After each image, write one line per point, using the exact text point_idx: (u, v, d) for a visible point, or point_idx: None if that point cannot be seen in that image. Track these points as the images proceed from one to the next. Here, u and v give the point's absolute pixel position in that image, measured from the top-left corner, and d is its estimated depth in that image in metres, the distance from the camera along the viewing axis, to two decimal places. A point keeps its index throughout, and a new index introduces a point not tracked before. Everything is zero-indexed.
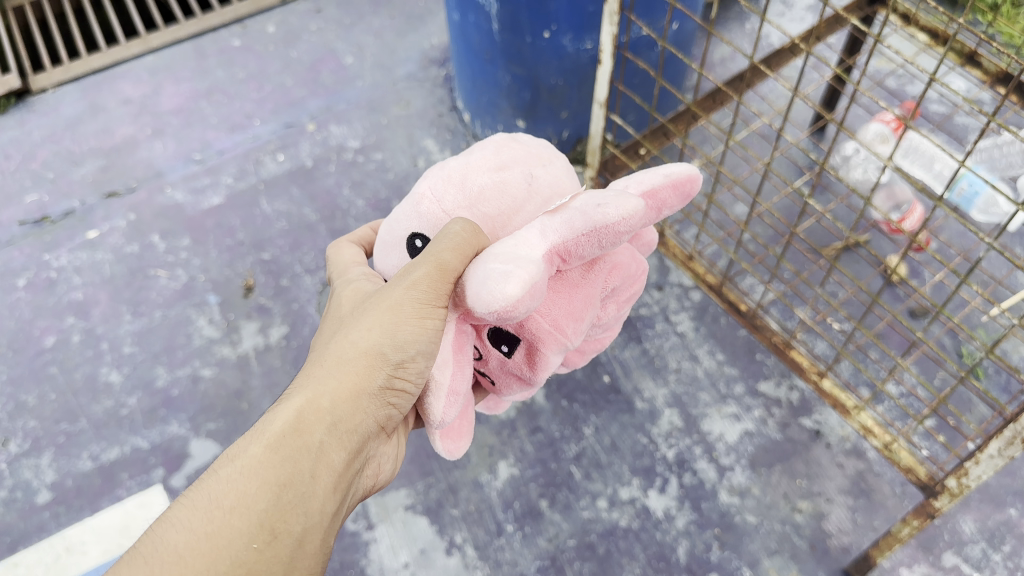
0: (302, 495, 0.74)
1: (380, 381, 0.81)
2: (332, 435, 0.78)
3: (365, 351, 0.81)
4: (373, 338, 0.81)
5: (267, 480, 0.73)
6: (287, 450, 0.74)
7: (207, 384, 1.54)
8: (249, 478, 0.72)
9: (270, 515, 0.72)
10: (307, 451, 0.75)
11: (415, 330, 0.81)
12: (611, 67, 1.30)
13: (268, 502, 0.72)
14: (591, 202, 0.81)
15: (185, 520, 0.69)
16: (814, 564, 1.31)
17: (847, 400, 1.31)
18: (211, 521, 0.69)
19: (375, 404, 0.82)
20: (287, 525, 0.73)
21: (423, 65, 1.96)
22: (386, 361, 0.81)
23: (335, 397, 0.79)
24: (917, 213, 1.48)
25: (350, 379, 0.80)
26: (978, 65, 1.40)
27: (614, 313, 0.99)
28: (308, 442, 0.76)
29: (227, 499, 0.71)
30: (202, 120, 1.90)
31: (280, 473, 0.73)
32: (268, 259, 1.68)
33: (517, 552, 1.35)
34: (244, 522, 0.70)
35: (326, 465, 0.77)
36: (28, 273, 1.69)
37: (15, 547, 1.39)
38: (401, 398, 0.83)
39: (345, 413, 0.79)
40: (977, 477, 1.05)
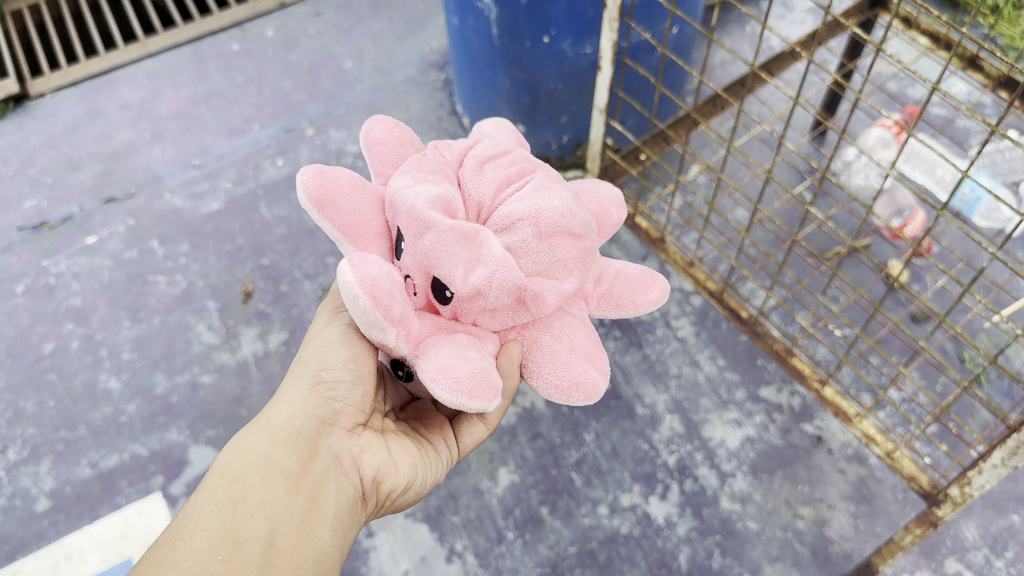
0: (258, 501, 0.82)
1: (307, 382, 0.94)
2: (276, 443, 0.88)
3: (293, 372, 0.97)
4: (299, 357, 0.98)
5: (220, 500, 0.81)
6: (233, 469, 0.84)
7: (207, 391, 1.53)
8: (205, 504, 0.81)
9: (228, 527, 0.79)
10: (253, 463, 0.85)
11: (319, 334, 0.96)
12: (610, 73, 1.31)
13: (225, 517, 0.80)
14: None
15: (155, 557, 0.77)
16: (816, 570, 1.31)
17: (849, 408, 1.36)
18: (174, 549, 0.77)
19: (309, 406, 0.93)
20: (251, 533, 0.80)
21: (422, 69, 1.96)
22: (308, 365, 0.95)
23: (271, 412, 0.91)
24: (919, 220, 1.48)
25: (279, 397, 0.93)
26: (981, 69, 1.39)
27: (494, 156, 0.99)
28: (253, 455, 0.86)
29: (188, 529, 0.79)
30: (201, 125, 1.90)
31: (232, 490, 0.82)
32: (268, 264, 1.68)
33: (518, 559, 1.34)
34: (207, 540, 0.78)
35: (275, 469, 0.85)
36: (27, 279, 1.69)
37: (13, 555, 1.38)
38: (337, 389, 0.95)
39: (281, 423, 0.90)
40: (980, 486, 1.06)
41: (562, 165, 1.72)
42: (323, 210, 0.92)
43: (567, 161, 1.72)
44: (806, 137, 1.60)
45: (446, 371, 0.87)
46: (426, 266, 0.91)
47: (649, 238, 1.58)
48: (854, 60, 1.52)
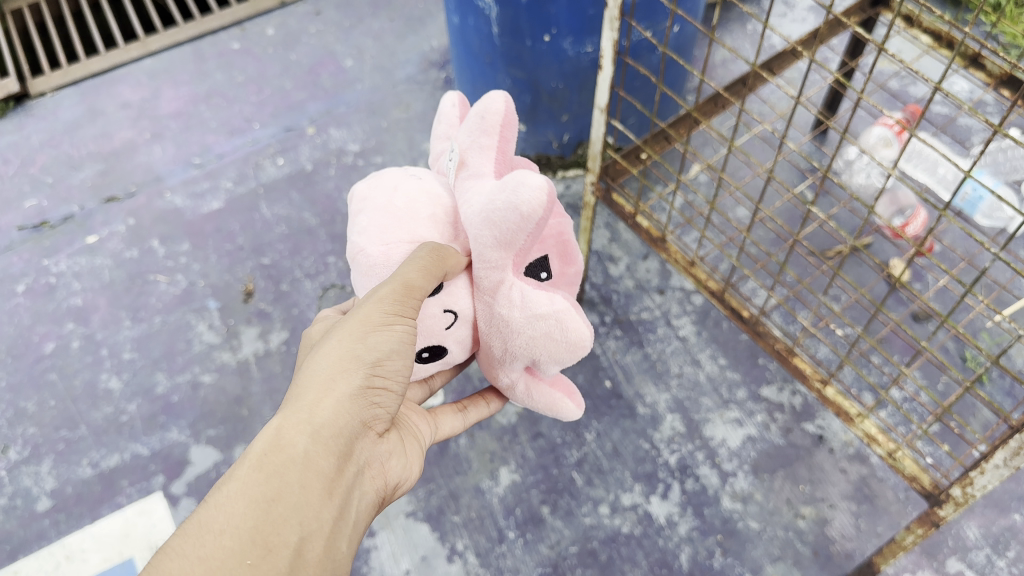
0: (293, 504, 0.71)
1: (359, 380, 0.81)
2: (318, 442, 0.76)
3: (334, 350, 0.82)
4: (344, 335, 0.83)
5: (255, 497, 0.70)
6: (271, 466, 0.72)
7: (207, 390, 1.53)
8: (237, 498, 0.69)
9: (262, 529, 0.69)
10: (293, 461, 0.73)
11: (385, 333, 0.83)
12: (611, 71, 1.27)
13: (258, 518, 0.69)
14: (472, 127, 0.95)
15: (178, 548, 0.65)
16: (817, 570, 1.30)
17: (851, 407, 1.28)
18: (204, 545, 0.66)
19: (356, 405, 0.80)
20: (280, 539, 0.70)
21: (423, 68, 1.95)
22: (365, 362, 0.82)
23: (315, 403, 0.78)
24: (921, 219, 1.48)
25: (322, 383, 0.79)
26: (982, 67, 1.39)
27: None
28: (293, 450, 0.74)
29: (218, 523, 0.68)
30: (201, 124, 1.90)
31: (267, 486, 0.71)
32: (268, 263, 1.68)
33: (519, 559, 1.34)
34: (237, 541, 0.67)
35: (314, 471, 0.74)
36: (27, 279, 1.68)
37: (14, 555, 1.38)
38: (384, 395, 0.84)
39: (327, 418, 0.77)
40: (983, 487, 1.05)
41: (562, 164, 1.73)
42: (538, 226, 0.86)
43: (567, 160, 1.73)
44: (807, 136, 1.60)
45: (563, 389, 1.12)
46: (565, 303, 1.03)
47: (652, 239, 1.49)
48: (855, 58, 1.51)
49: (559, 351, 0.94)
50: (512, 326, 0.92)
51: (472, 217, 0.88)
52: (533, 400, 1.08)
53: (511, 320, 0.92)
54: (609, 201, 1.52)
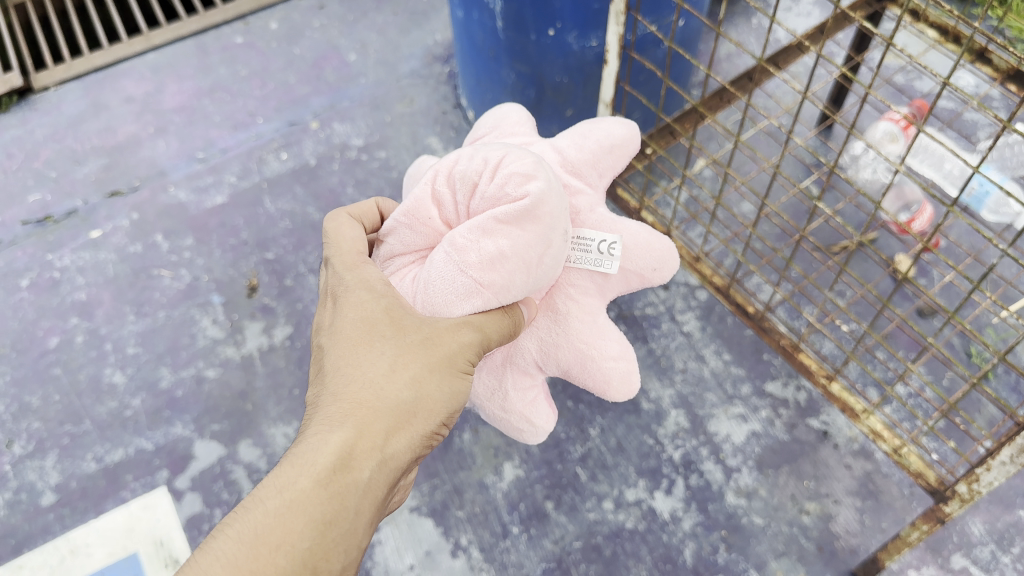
0: (346, 530, 0.80)
1: (429, 423, 0.89)
2: (380, 471, 0.84)
3: (411, 380, 0.88)
4: (422, 370, 0.89)
5: (314, 518, 0.78)
6: (334, 487, 0.80)
7: (212, 385, 1.53)
8: (299, 514, 0.78)
9: (315, 554, 0.78)
10: (357, 488, 0.81)
11: (461, 380, 0.91)
12: (617, 66, 1.30)
13: (317, 540, 0.78)
14: (644, 267, 1.10)
15: (234, 558, 0.74)
16: (822, 566, 1.30)
17: (855, 403, 1.29)
18: (258, 559, 0.75)
19: (421, 442, 0.88)
20: (329, 564, 0.78)
21: (427, 63, 1.95)
22: (440, 408, 0.89)
23: (387, 433, 0.85)
24: (927, 214, 1.47)
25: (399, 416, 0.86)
26: (988, 62, 1.38)
27: None
28: (358, 476, 0.82)
29: (275, 537, 0.76)
30: (204, 118, 1.89)
31: (328, 509, 0.79)
32: (272, 258, 1.67)
33: (523, 554, 1.34)
34: (291, 560, 0.76)
35: (369, 500, 0.82)
36: (31, 273, 1.69)
37: (19, 549, 1.38)
38: (439, 436, 0.92)
39: (393, 450, 0.85)
40: (989, 483, 1.04)
41: None
42: None
43: None
44: (812, 132, 1.59)
45: None
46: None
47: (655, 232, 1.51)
48: (862, 52, 1.50)
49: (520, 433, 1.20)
50: (513, 407, 1.14)
51: (583, 345, 1.09)
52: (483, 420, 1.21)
53: (518, 404, 1.14)
54: (614, 195, 1.55)
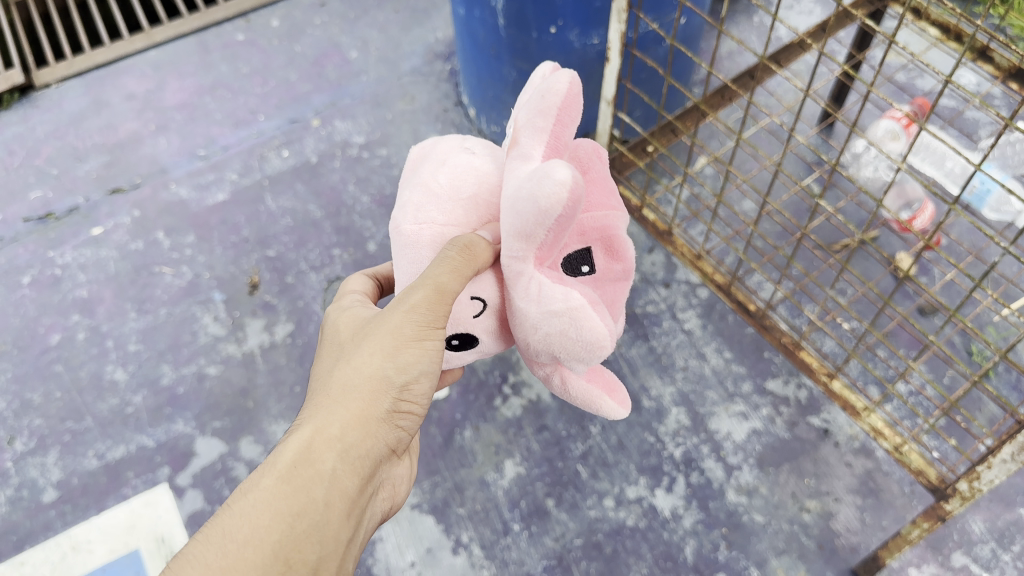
0: (315, 523, 0.76)
1: (388, 404, 0.83)
2: (342, 461, 0.80)
3: (363, 367, 0.82)
4: (372, 361, 0.83)
5: (280, 511, 0.75)
6: (298, 480, 0.77)
7: (213, 382, 1.53)
8: (263, 509, 0.75)
9: (284, 548, 0.74)
10: (319, 479, 0.78)
11: (416, 352, 0.82)
12: (618, 65, 1.29)
13: (283, 534, 0.74)
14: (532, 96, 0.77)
15: (200, 559, 0.71)
16: (822, 564, 1.30)
17: (857, 401, 1.30)
18: (225, 557, 0.71)
19: (384, 428, 0.83)
20: (301, 556, 0.75)
21: (428, 60, 1.95)
22: (395, 385, 0.83)
23: (344, 420, 0.81)
24: (928, 213, 1.47)
25: (357, 404, 0.81)
26: (989, 61, 1.38)
27: None
28: (321, 467, 0.78)
29: (241, 534, 0.73)
30: (206, 116, 1.89)
31: (293, 502, 0.76)
32: (273, 256, 1.67)
33: (524, 551, 1.34)
34: (259, 557, 0.73)
35: (338, 492, 0.79)
36: (32, 270, 1.69)
37: (20, 546, 1.39)
38: (409, 419, 0.86)
39: (355, 439, 0.81)
40: (990, 481, 1.04)
41: None
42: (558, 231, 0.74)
43: None
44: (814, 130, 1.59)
45: (610, 391, 1.00)
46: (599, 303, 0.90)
47: (656, 231, 1.52)
48: (864, 50, 1.50)
49: (575, 349, 0.80)
50: (525, 320, 0.80)
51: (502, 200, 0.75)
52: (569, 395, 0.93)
53: (525, 316, 0.79)
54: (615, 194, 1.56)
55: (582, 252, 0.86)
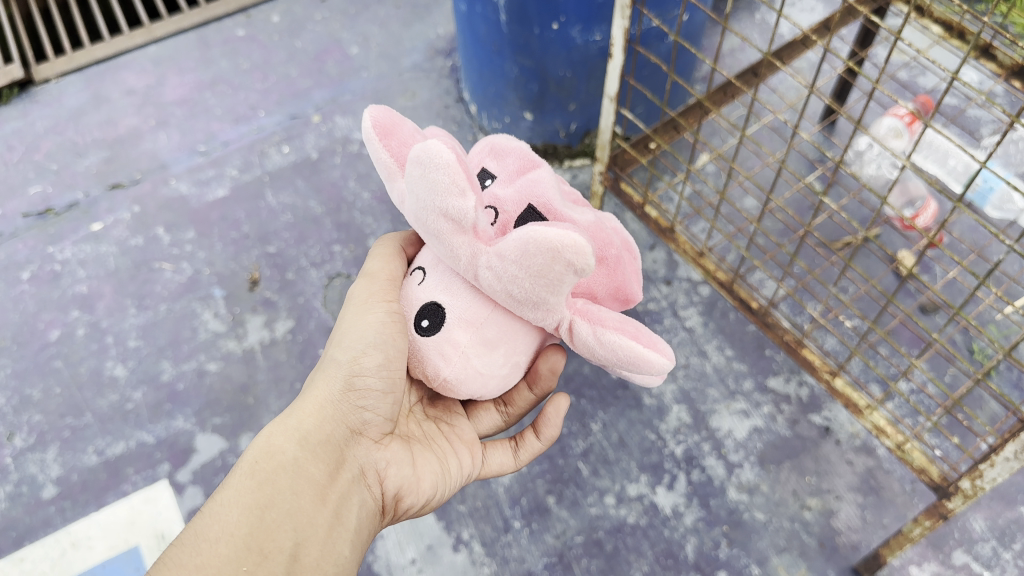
0: (284, 510, 0.84)
1: (339, 385, 0.96)
2: (304, 450, 0.90)
3: (323, 369, 0.98)
4: (330, 356, 0.98)
5: (248, 506, 0.82)
6: (262, 474, 0.85)
7: (213, 378, 1.53)
8: (233, 507, 0.82)
9: (255, 536, 0.81)
10: (282, 468, 0.86)
11: (357, 333, 0.96)
12: (622, 61, 1.25)
13: (253, 524, 0.82)
14: None
15: (177, 559, 0.77)
16: (823, 562, 1.30)
17: (859, 400, 1.26)
18: (199, 554, 0.78)
19: (340, 409, 0.95)
20: (275, 542, 0.82)
21: (429, 56, 1.94)
22: (343, 370, 0.95)
23: (301, 413, 0.93)
24: (931, 211, 1.47)
25: (314, 396, 0.95)
26: (993, 58, 1.36)
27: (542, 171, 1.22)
28: (282, 459, 0.87)
29: (215, 532, 0.80)
30: (206, 111, 1.89)
31: (260, 495, 0.84)
32: (273, 252, 1.67)
33: (524, 549, 1.34)
34: (232, 548, 0.79)
35: (303, 477, 0.87)
36: (32, 265, 1.68)
37: (20, 542, 1.38)
38: (369, 398, 0.96)
39: (311, 428, 0.92)
40: (992, 480, 1.01)
41: (569, 154, 1.73)
42: (382, 134, 1.02)
43: (575, 149, 1.72)
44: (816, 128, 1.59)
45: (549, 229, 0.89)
46: (517, 194, 1.02)
47: (658, 229, 1.48)
48: (867, 48, 1.49)
49: (438, 180, 0.88)
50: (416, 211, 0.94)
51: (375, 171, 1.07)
52: (508, 261, 0.90)
53: (414, 205, 0.94)
54: (618, 191, 1.52)
55: (480, 174, 1.09)
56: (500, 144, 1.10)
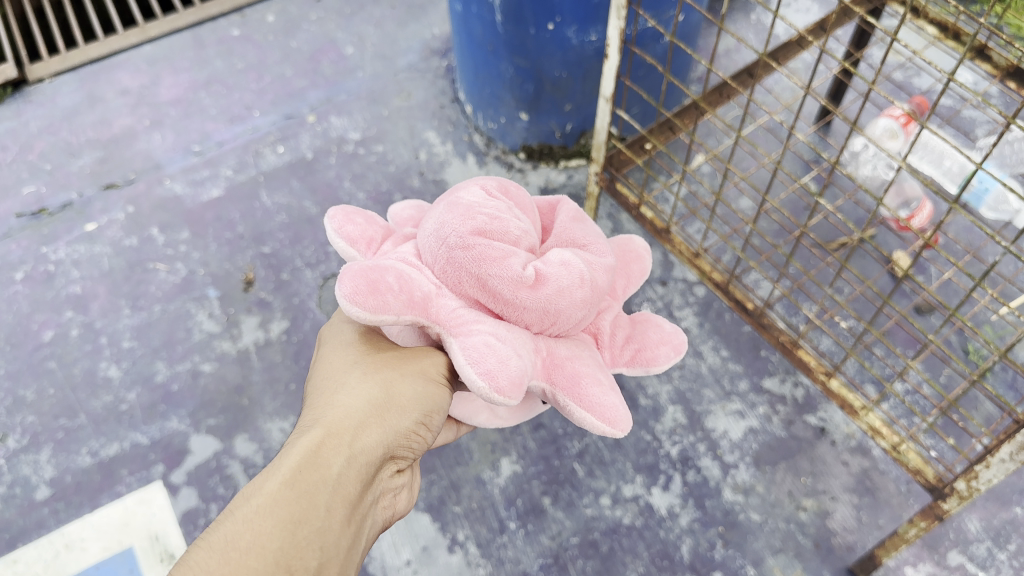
0: (319, 527, 0.66)
1: (401, 421, 0.81)
2: (350, 467, 0.73)
3: (380, 384, 0.82)
4: (394, 384, 0.83)
5: (284, 517, 0.64)
6: (305, 484, 0.67)
7: (207, 379, 1.52)
8: (267, 515, 0.64)
9: (289, 551, 0.63)
10: (327, 481, 0.69)
11: (433, 391, 0.86)
12: (617, 62, 1.23)
13: (287, 539, 0.64)
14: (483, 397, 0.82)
15: (203, 565, 0.59)
16: (818, 563, 1.30)
17: (855, 400, 1.21)
18: (228, 563, 0.60)
19: (393, 437, 0.79)
20: (304, 564, 0.64)
21: (424, 56, 1.94)
22: (410, 407, 0.82)
23: (356, 425, 0.76)
24: (927, 211, 1.47)
25: (368, 411, 0.78)
26: (989, 59, 1.34)
27: (501, 226, 0.88)
28: (327, 471, 0.70)
29: (246, 541, 0.62)
30: (201, 111, 1.88)
31: (297, 506, 0.66)
32: (268, 252, 1.66)
33: (520, 549, 1.34)
34: (262, 562, 0.62)
35: (343, 496, 0.70)
36: (26, 266, 1.67)
37: (14, 544, 1.37)
38: (415, 440, 0.83)
39: (364, 445, 0.75)
40: (988, 481, 1.00)
41: (565, 154, 1.73)
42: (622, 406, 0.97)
43: (571, 149, 1.72)
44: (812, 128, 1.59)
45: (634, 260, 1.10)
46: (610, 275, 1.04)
47: (654, 229, 1.43)
48: (863, 48, 1.48)
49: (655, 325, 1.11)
50: None
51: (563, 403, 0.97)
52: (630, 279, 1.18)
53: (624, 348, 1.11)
54: (613, 191, 1.49)
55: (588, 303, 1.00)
56: (600, 282, 0.92)
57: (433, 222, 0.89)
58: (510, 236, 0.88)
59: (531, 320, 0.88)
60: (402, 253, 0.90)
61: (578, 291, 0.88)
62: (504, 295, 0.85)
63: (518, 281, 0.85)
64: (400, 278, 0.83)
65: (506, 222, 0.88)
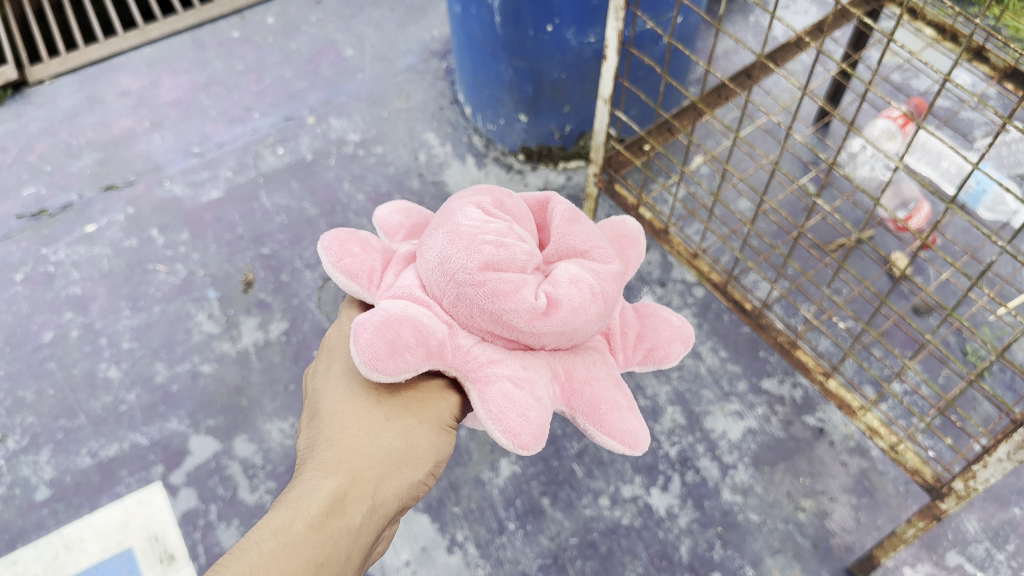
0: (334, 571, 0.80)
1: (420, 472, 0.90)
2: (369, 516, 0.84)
3: (406, 431, 0.90)
4: (418, 434, 0.90)
5: (306, 560, 0.78)
6: (327, 532, 0.80)
7: (207, 380, 1.53)
8: (292, 556, 0.77)
9: None
10: (347, 533, 0.81)
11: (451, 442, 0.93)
12: (616, 62, 1.23)
13: None
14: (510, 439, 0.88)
15: None
16: (817, 563, 1.30)
17: (853, 400, 1.20)
18: None
19: (411, 488, 0.89)
20: None
21: (424, 58, 1.94)
22: (429, 458, 0.90)
23: (380, 477, 0.86)
24: (924, 212, 1.47)
25: (392, 462, 0.87)
26: (986, 60, 1.35)
27: (505, 255, 0.86)
28: (347, 522, 0.82)
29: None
30: (201, 113, 1.89)
31: (318, 551, 0.79)
32: (268, 253, 1.67)
33: (518, 550, 1.34)
34: None
35: (358, 545, 0.83)
36: (26, 267, 1.68)
37: (13, 545, 1.38)
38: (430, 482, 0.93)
39: (383, 496, 0.86)
40: (985, 481, 1.00)
41: (564, 155, 1.73)
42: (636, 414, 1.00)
43: (570, 151, 1.73)
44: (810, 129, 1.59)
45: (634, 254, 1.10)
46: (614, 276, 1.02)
47: (652, 230, 1.43)
48: (861, 49, 1.48)
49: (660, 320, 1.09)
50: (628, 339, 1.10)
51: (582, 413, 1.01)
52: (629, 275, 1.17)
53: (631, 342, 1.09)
54: (612, 191, 1.49)
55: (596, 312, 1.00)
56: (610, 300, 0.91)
57: (436, 254, 0.88)
58: (518, 263, 0.86)
59: (548, 343, 0.89)
60: (408, 286, 0.91)
61: (591, 309, 0.88)
62: (519, 331, 0.86)
63: (529, 317, 0.85)
64: (413, 327, 0.85)
65: (511, 248, 0.86)
